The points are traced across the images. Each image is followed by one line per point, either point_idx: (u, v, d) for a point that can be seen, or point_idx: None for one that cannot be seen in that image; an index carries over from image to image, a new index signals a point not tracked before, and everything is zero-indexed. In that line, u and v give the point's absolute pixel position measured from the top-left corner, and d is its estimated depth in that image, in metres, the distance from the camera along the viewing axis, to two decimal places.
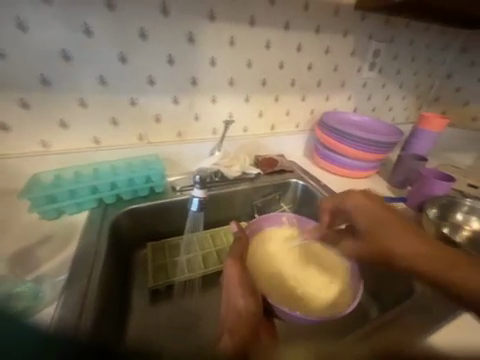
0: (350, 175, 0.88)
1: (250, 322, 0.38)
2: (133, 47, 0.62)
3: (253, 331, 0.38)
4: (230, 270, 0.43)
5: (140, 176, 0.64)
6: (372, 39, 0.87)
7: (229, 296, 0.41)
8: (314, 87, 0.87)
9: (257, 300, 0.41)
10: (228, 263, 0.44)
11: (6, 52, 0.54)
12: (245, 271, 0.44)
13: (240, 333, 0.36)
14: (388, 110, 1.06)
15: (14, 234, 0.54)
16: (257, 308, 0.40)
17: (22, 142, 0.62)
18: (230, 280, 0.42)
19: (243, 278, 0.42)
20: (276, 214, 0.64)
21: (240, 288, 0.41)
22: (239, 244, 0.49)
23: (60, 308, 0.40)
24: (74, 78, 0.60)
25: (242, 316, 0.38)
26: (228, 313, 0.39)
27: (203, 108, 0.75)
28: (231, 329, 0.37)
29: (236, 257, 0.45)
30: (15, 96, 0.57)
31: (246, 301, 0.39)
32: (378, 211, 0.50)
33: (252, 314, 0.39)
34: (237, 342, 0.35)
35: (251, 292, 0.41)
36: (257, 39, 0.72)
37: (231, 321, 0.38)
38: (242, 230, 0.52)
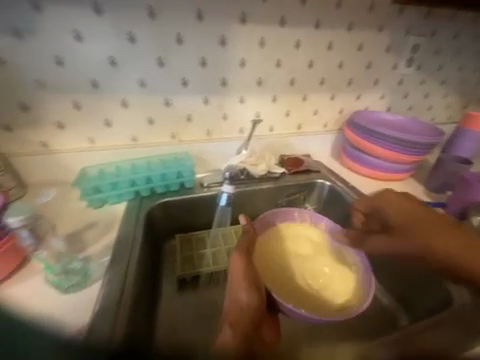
0: (381, 177, 0.83)
1: (251, 314, 0.42)
2: (170, 52, 0.66)
3: (253, 323, 0.41)
4: (235, 264, 0.46)
5: (172, 172, 0.68)
6: (410, 33, 0.82)
7: (232, 289, 0.44)
8: (344, 86, 0.84)
9: (260, 295, 0.44)
10: (234, 257, 0.47)
11: (65, 60, 0.62)
12: (250, 266, 0.47)
13: (240, 327, 0.39)
14: (427, 109, 0.99)
15: (67, 219, 0.62)
16: (258, 303, 0.43)
17: (74, 139, 0.70)
18: (234, 275, 0.45)
19: (247, 273, 0.45)
20: (288, 210, 0.63)
21: (243, 283, 0.44)
22: (243, 239, 0.52)
23: (104, 285, 0.46)
24: (118, 82, 0.66)
25: (244, 309, 0.42)
26: (231, 306, 0.42)
27: (231, 108, 0.77)
28: (232, 321, 0.40)
29: (242, 250, 0.49)
30: (70, 99, 0.66)
31: (248, 295, 0.43)
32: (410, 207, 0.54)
33: (253, 309, 0.42)
34: (237, 334, 0.38)
35: (254, 286, 0.44)
36: (287, 39, 0.72)
37: (232, 313, 0.41)
38: (250, 224, 0.55)
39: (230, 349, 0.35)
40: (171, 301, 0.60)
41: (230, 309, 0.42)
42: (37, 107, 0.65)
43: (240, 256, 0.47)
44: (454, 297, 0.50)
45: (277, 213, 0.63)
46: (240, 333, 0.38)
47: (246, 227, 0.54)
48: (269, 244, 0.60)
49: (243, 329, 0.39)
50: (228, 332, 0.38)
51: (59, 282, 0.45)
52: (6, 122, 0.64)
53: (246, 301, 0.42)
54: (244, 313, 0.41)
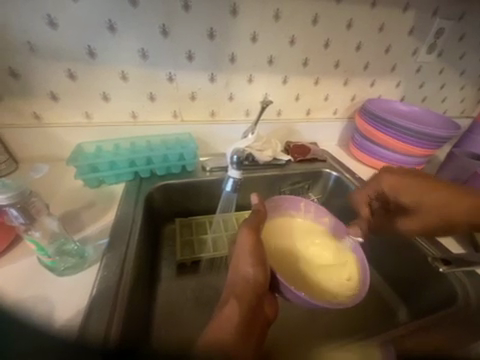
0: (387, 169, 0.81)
1: (257, 289, 0.40)
2: (175, 19, 0.60)
3: (257, 297, 0.40)
4: (243, 237, 0.45)
5: (174, 153, 0.65)
6: (437, 15, 0.75)
7: (240, 264, 0.42)
8: (359, 70, 0.79)
9: (266, 271, 0.41)
10: (242, 230, 0.46)
11: (58, 21, 0.55)
12: (259, 242, 0.44)
13: (247, 301, 0.39)
14: (441, 101, 0.94)
15: (61, 198, 0.59)
16: (265, 279, 0.41)
17: (69, 113, 0.65)
18: (241, 249, 0.43)
19: (255, 249, 0.43)
20: (296, 198, 0.58)
21: (250, 258, 0.42)
22: (255, 216, 0.49)
23: (102, 269, 0.44)
24: (117, 51, 0.60)
25: (250, 283, 0.40)
26: (237, 280, 0.41)
27: (239, 87, 0.72)
28: (238, 294, 0.40)
29: (252, 227, 0.46)
30: (64, 67, 0.60)
31: (255, 271, 0.41)
32: (408, 182, 0.54)
33: (260, 284, 0.40)
34: (243, 308, 0.38)
35: (260, 263, 0.41)
36: (304, 13, 0.66)
37: (239, 286, 0.41)
38: (262, 204, 0.53)
39: (235, 322, 0.36)
40: (170, 285, 0.59)
41: (236, 284, 0.41)
42: (27, 75, 0.59)
43: (249, 233, 0.45)
44: (458, 294, 0.49)
45: (280, 199, 0.57)
46: (245, 307, 0.38)
47: (258, 206, 0.52)
48: (277, 229, 0.56)
49: (248, 302, 0.39)
50: (234, 305, 0.38)
51: (53, 264, 0.43)
52: None
53: (252, 275, 0.40)
54: (250, 287, 0.40)
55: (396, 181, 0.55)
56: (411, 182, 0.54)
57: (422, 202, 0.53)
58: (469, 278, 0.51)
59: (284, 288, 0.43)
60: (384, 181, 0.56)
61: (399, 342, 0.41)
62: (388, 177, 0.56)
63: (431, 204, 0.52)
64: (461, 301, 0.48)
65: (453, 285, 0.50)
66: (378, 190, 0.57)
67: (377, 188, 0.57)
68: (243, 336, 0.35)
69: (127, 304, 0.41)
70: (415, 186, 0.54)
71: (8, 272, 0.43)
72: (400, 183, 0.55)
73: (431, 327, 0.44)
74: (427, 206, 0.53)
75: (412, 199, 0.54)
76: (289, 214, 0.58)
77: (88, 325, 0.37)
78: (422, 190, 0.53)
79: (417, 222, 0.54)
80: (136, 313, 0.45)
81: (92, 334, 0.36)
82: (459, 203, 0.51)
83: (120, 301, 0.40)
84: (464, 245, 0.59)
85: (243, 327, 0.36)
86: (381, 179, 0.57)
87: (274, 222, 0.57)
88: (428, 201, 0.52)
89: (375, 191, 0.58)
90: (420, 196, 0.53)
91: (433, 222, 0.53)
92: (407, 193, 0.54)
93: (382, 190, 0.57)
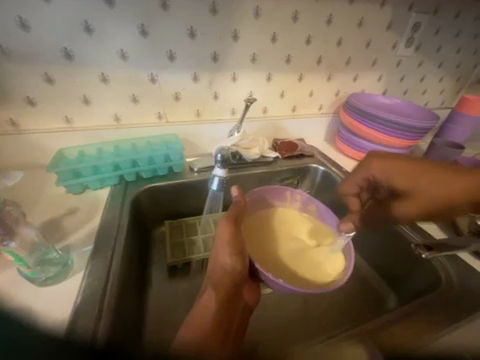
0: None
1: (234, 278, 0.40)
2: (153, 18, 0.59)
3: (236, 286, 0.41)
4: (222, 228, 0.43)
5: (159, 155, 0.64)
6: (413, 10, 0.77)
7: (217, 254, 0.41)
8: (341, 66, 0.80)
9: (244, 260, 0.40)
10: (220, 223, 0.44)
11: (30, 24, 0.53)
12: (238, 232, 0.43)
13: (224, 290, 0.39)
14: (422, 93, 0.97)
15: (44, 206, 0.57)
16: (243, 268, 0.40)
17: (48, 118, 0.63)
18: (220, 240, 0.42)
19: (233, 240, 0.41)
20: (281, 188, 0.58)
21: (227, 249, 0.40)
22: (233, 209, 0.48)
23: (87, 277, 0.43)
24: (95, 53, 0.59)
25: (227, 273, 0.40)
26: (216, 269, 0.41)
27: (223, 86, 0.72)
28: (216, 284, 0.40)
29: (230, 219, 0.45)
30: (40, 71, 0.58)
31: (232, 262, 0.39)
32: (399, 167, 0.53)
33: (237, 273, 0.40)
34: (220, 298, 0.39)
35: (240, 253, 0.40)
36: (284, 10, 0.66)
37: (217, 275, 0.41)
38: (242, 196, 0.50)
39: (212, 312, 0.38)
40: (162, 288, 0.58)
41: (215, 273, 0.41)
42: (0, 79, 0.57)
43: (226, 225, 0.43)
44: (442, 278, 0.50)
45: (265, 189, 0.56)
46: (222, 297, 0.39)
47: (237, 199, 0.50)
48: (264, 221, 0.56)
49: (226, 292, 0.40)
50: (211, 296, 0.39)
51: (33, 275, 0.42)
52: None
53: (229, 265, 0.40)
54: (228, 276, 0.40)
55: (387, 166, 0.54)
56: (403, 165, 0.53)
57: (415, 186, 0.53)
58: (451, 262, 0.53)
59: (265, 277, 0.42)
60: (375, 168, 0.55)
61: (387, 329, 0.42)
62: (377, 161, 0.54)
63: (424, 188, 0.52)
64: (444, 285, 0.49)
65: (437, 270, 0.52)
66: (369, 177, 0.56)
67: (367, 175, 0.56)
68: (221, 324, 0.37)
69: (115, 310, 0.40)
70: (407, 170, 0.53)
71: None
72: (393, 169, 0.54)
73: (417, 311, 0.45)
74: (421, 190, 0.52)
75: (405, 183, 0.53)
76: (271, 207, 0.58)
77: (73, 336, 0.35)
78: (414, 174, 0.52)
79: (414, 205, 0.54)
80: (124, 319, 0.44)
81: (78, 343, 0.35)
82: (452, 182, 0.50)
83: (107, 308, 0.39)
84: (447, 231, 0.61)
85: (221, 316, 0.38)
86: (372, 165, 0.55)
87: (255, 214, 0.56)
88: (421, 182, 0.52)
89: (365, 179, 0.57)
90: (411, 178, 0.53)
91: (428, 204, 0.53)
92: (399, 178, 0.54)
93: (373, 176, 0.56)
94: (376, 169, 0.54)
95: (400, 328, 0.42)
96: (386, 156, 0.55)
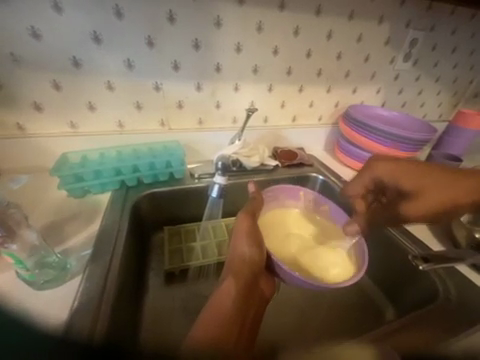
0: None
1: (252, 267, 0.43)
2: (160, 31, 0.61)
3: (253, 275, 0.43)
4: (242, 220, 0.48)
5: (161, 161, 0.65)
6: (409, 27, 0.80)
7: (237, 245, 0.45)
8: (340, 78, 0.82)
9: (262, 250, 0.44)
10: (239, 216, 0.49)
11: (42, 34, 0.55)
12: (255, 225, 0.48)
13: (243, 278, 0.41)
14: (420, 106, 0.99)
15: (45, 209, 0.58)
16: (260, 257, 0.44)
17: (53, 123, 0.64)
18: (239, 232, 0.46)
19: (252, 231, 0.46)
20: (294, 187, 0.60)
21: (247, 239, 0.45)
22: (250, 203, 0.53)
23: (85, 280, 0.43)
24: (102, 61, 0.61)
25: (246, 261, 0.43)
26: (234, 258, 0.44)
27: (226, 96, 0.74)
28: (235, 271, 0.42)
29: (248, 212, 0.50)
30: (49, 77, 0.60)
31: (251, 251, 0.44)
32: (408, 171, 0.58)
33: (254, 262, 0.43)
34: (240, 285, 0.41)
35: (258, 243, 0.45)
36: (285, 25, 0.69)
37: (235, 264, 0.43)
38: (258, 192, 0.55)
39: (232, 297, 0.39)
40: (159, 294, 0.58)
41: (233, 262, 0.44)
42: (10, 85, 0.58)
43: (245, 217, 0.48)
44: (439, 290, 0.50)
45: (282, 189, 0.59)
46: (242, 283, 0.41)
47: (253, 194, 0.54)
48: (280, 218, 0.58)
49: (245, 279, 0.42)
50: (231, 282, 0.41)
51: (31, 278, 0.42)
52: None
53: (247, 254, 0.43)
54: (246, 265, 0.43)
55: (393, 169, 0.59)
56: (411, 169, 0.58)
57: (423, 188, 0.57)
58: (449, 276, 0.52)
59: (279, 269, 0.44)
60: (383, 169, 0.59)
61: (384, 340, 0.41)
62: (384, 164, 0.59)
63: (437, 193, 0.56)
64: (442, 297, 0.49)
65: (435, 282, 0.52)
66: (376, 179, 0.60)
67: (374, 177, 0.60)
68: (240, 309, 0.38)
69: (111, 316, 0.39)
70: (415, 174, 0.58)
71: None
72: (398, 171, 0.58)
73: (415, 324, 0.45)
74: (434, 194, 0.56)
75: (412, 185, 0.57)
76: (285, 207, 0.60)
77: None
78: (419, 177, 0.57)
79: (420, 206, 0.57)
80: (120, 325, 0.44)
81: None
82: (461, 183, 0.56)
83: (103, 312, 0.39)
84: (445, 243, 0.61)
85: (240, 303, 0.39)
86: (378, 169, 0.60)
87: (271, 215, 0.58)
88: (425, 183, 0.57)
89: (371, 182, 0.61)
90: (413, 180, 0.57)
91: (436, 206, 0.56)
92: (405, 180, 0.58)
93: (379, 178, 0.60)
94: (384, 170, 0.59)
95: (400, 340, 0.42)
96: (390, 160, 0.60)
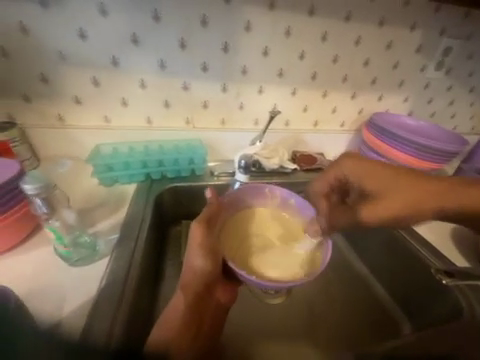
0: None
1: (205, 277, 0.46)
2: (193, 34, 0.64)
3: (206, 285, 0.46)
4: (193, 231, 0.46)
5: (184, 157, 0.68)
6: (444, 34, 0.77)
7: (190, 256, 0.46)
8: (366, 85, 0.81)
9: (214, 261, 0.45)
10: (192, 226, 0.46)
11: (87, 34, 0.61)
12: (209, 232, 0.47)
13: (193, 291, 0.45)
14: (450, 117, 0.94)
15: (77, 194, 0.63)
16: (213, 268, 0.45)
17: (89, 116, 0.70)
18: (192, 242, 0.46)
19: (204, 243, 0.46)
20: (261, 185, 0.57)
21: (198, 250, 0.45)
22: (207, 209, 0.50)
23: (112, 262, 0.46)
24: (138, 61, 0.65)
25: (198, 274, 0.45)
26: (187, 270, 0.46)
27: (249, 98, 0.75)
28: (186, 284, 0.45)
29: (202, 220, 0.47)
30: (89, 74, 0.65)
31: (203, 263, 0.45)
32: (377, 171, 0.49)
33: (207, 272, 0.45)
34: (189, 297, 0.45)
35: (210, 254, 0.45)
36: (313, 30, 0.69)
37: (187, 276, 0.46)
38: (215, 197, 0.51)
39: (182, 308, 0.44)
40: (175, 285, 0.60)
41: (187, 274, 0.46)
42: (56, 80, 0.64)
43: (198, 226, 0.46)
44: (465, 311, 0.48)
45: (251, 188, 0.57)
46: (192, 295, 0.45)
47: (210, 200, 0.51)
48: (244, 219, 0.56)
49: (195, 289, 0.45)
50: (181, 296, 0.45)
51: (67, 254, 0.47)
52: (24, 92, 0.65)
53: (200, 267, 0.45)
54: (198, 277, 0.45)
55: (359, 167, 0.51)
56: (381, 169, 0.49)
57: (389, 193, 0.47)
58: (476, 296, 0.49)
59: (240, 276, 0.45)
60: (346, 167, 0.53)
61: None
62: (349, 162, 0.52)
63: (397, 198, 0.46)
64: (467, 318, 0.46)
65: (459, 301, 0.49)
66: (341, 177, 0.54)
67: (338, 175, 0.54)
68: (192, 317, 0.44)
69: (132, 300, 0.42)
70: (384, 175, 0.49)
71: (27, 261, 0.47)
72: (363, 170, 0.51)
73: None
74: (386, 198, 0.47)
75: (377, 187, 0.49)
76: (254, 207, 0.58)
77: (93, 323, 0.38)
78: (389, 179, 0.48)
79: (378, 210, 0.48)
80: (139, 309, 0.46)
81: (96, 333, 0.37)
82: (446, 194, 0.45)
83: (126, 295, 0.42)
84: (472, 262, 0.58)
85: (191, 313, 0.44)
86: (343, 166, 0.53)
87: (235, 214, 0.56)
88: (389, 185, 0.47)
89: (337, 179, 0.55)
90: (387, 183, 0.48)
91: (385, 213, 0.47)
92: (372, 181, 0.49)
93: (344, 177, 0.53)
94: (348, 169, 0.52)
95: None
96: (359, 158, 0.52)
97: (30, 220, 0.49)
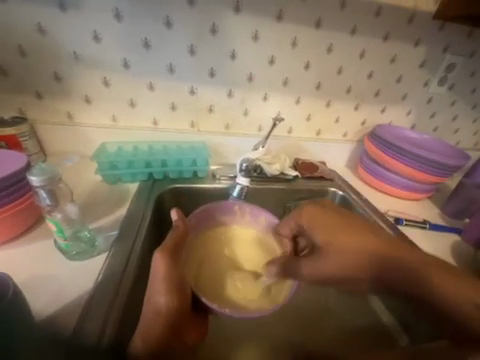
0: (392, 191, 0.81)
1: (168, 317, 0.41)
2: (202, 41, 0.67)
3: (170, 327, 0.41)
4: (156, 264, 0.42)
5: (187, 159, 0.69)
6: (447, 51, 0.79)
7: (151, 294, 0.41)
8: (369, 97, 0.82)
9: (180, 297, 0.42)
10: (155, 256, 0.42)
11: (101, 37, 0.63)
12: (174, 263, 0.43)
13: (154, 337, 0.39)
14: (453, 132, 0.95)
15: (80, 190, 0.64)
16: (179, 304, 0.41)
17: (97, 115, 0.72)
18: (156, 272, 0.41)
19: (169, 275, 0.42)
20: (227, 203, 0.60)
21: (162, 286, 0.41)
22: (171, 236, 0.47)
23: (109, 258, 0.47)
24: (148, 64, 0.68)
25: (161, 314, 0.40)
26: (148, 311, 0.41)
27: (254, 104, 0.77)
28: (144, 330, 0.39)
29: (166, 248, 0.43)
30: (100, 75, 0.67)
31: (167, 300, 0.40)
32: (329, 221, 0.56)
33: (172, 310, 0.41)
34: (150, 345, 0.38)
35: (175, 289, 0.41)
36: (319, 43, 0.72)
37: (148, 319, 0.40)
38: (182, 219, 0.50)
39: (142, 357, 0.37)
40: None
41: (147, 316, 0.40)
42: (68, 79, 0.67)
43: (162, 258, 0.42)
44: None
45: (216, 207, 0.60)
46: (154, 341, 0.39)
47: (177, 223, 0.50)
48: (214, 237, 0.60)
49: (156, 333, 0.39)
50: (140, 342, 0.38)
51: (66, 248, 0.47)
52: (37, 89, 0.67)
53: (163, 305, 0.40)
54: (161, 317, 0.40)
55: (317, 218, 0.57)
56: (335, 223, 0.56)
57: (334, 246, 0.54)
58: None
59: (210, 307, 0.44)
60: (305, 215, 0.58)
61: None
62: (307, 212, 0.58)
63: (340, 251, 0.54)
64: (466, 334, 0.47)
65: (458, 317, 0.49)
66: (298, 225, 0.59)
67: (298, 222, 0.58)
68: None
69: (127, 297, 0.43)
70: (334, 228, 0.55)
71: (27, 252, 0.48)
72: (320, 220, 0.56)
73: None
74: (331, 251, 0.54)
75: (324, 237, 0.55)
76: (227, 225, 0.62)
77: (86, 320, 0.38)
78: (337, 233, 0.55)
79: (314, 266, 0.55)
80: (134, 307, 0.46)
81: (88, 331, 0.37)
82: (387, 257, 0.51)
83: (121, 294, 0.42)
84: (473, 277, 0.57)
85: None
86: (301, 212, 0.59)
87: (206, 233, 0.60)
88: (338, 241, 0.54)
89: (297, 226, 0.59)
90: (331, 235, 0.55)
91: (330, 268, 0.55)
92: (321, 230, 0.56)
93: (301, 225, 0.58)
94: (307, 215, 0.58)
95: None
96: (319, 206, 0.58)
97: (32, 213, 0.50)
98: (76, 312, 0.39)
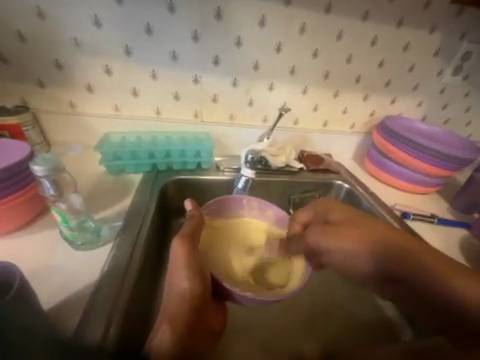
0: (398, 185, 0.80)
1: (192, 301, 0.41)
2: (207, 26, 0.64)
3: (195, 312, 0.42)
4: (176, 251, 0.44)
5: (191, 150, 0.68)
6: (464, 38, 0.75)
7: (174, 278, 0.42)
8: (380, 87, 0.79)
9: (202, 282, 0.43)
10: (174, 243, 0.44)
11: (102, 22, 0.61)
12: (193, 249, 0.45)
13: (180, 324, 0.39)
14: (465, 125, 0.91)
15: (84, 181, 0.64)
16: (202, 289, 0.42)
17: (100, 104, 0.70)
18: (176, 257, 0.43)
19: (190, 261, 0.43)
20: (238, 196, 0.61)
21: (185, 271, 0.42)
22: (189, 223, 0.49)
23: (115, 249, 0.47)
24: (151, 52, 0.65)
25: (185, 298, 0.41)
26: (172, 295, 0.42)
27: (260, 94, 0.75)
28: (170, 317, 0.40)
29: (184, 236, 0.46)
30: (102, 63, 0.65)
31: (191, 284, 0.41)
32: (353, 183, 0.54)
33: (195, 295, 0.41)
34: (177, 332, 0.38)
35: (197, 275, 0.42)
36: (329, 29, 0.68)
37: (173, 306, 0.41)
38: (197, 209, 0.52)
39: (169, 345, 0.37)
40: None
41: (170, 302, 0.41)
42: (69, 67, 0.65)
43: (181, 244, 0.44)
44: None
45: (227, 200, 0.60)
46: (179, 329, 0.39)
47: (192, 212, 0.51)
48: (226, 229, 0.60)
49: (183, 320, 0.40)
50: (166, 331, 0.38)
51: (72, 238, 0.48)
52: (38, 77, 0.66)
53: (187, 289, 0.41)
54: (185, 301, 0.41)
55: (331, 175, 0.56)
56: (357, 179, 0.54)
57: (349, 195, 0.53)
58: None
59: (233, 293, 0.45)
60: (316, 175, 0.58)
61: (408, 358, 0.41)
62: None
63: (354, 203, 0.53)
64: None
65: None
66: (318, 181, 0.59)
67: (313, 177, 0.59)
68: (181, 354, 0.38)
69: (133, 288, 0.43)
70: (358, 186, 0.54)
71: (33, 242, 0.48)
72: None
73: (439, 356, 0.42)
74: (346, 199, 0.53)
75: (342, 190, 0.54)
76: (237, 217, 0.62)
77: (93, 311, 0.38)
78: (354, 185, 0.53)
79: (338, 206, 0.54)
80: (139, 298, 0.47)
81: (95, 322, 0.37)
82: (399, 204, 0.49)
83: (127, 285, 0.42)
84: None
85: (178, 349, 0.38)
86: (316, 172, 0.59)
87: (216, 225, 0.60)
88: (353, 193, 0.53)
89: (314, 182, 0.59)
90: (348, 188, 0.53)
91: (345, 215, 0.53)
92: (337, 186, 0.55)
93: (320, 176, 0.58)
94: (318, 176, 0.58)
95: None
96: None
97: (37, 203, 0.51)
98: (82, 303, 0.40)
